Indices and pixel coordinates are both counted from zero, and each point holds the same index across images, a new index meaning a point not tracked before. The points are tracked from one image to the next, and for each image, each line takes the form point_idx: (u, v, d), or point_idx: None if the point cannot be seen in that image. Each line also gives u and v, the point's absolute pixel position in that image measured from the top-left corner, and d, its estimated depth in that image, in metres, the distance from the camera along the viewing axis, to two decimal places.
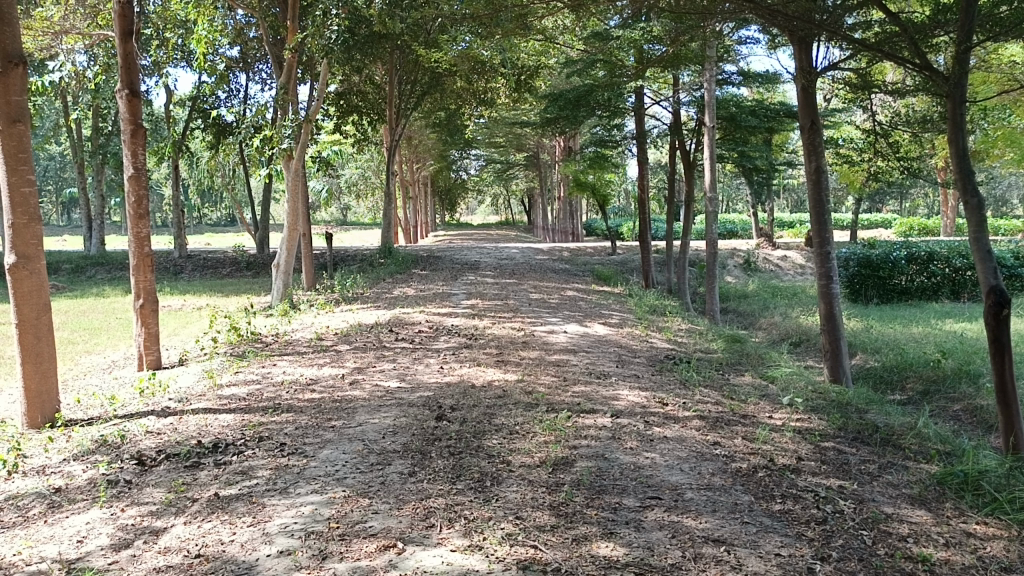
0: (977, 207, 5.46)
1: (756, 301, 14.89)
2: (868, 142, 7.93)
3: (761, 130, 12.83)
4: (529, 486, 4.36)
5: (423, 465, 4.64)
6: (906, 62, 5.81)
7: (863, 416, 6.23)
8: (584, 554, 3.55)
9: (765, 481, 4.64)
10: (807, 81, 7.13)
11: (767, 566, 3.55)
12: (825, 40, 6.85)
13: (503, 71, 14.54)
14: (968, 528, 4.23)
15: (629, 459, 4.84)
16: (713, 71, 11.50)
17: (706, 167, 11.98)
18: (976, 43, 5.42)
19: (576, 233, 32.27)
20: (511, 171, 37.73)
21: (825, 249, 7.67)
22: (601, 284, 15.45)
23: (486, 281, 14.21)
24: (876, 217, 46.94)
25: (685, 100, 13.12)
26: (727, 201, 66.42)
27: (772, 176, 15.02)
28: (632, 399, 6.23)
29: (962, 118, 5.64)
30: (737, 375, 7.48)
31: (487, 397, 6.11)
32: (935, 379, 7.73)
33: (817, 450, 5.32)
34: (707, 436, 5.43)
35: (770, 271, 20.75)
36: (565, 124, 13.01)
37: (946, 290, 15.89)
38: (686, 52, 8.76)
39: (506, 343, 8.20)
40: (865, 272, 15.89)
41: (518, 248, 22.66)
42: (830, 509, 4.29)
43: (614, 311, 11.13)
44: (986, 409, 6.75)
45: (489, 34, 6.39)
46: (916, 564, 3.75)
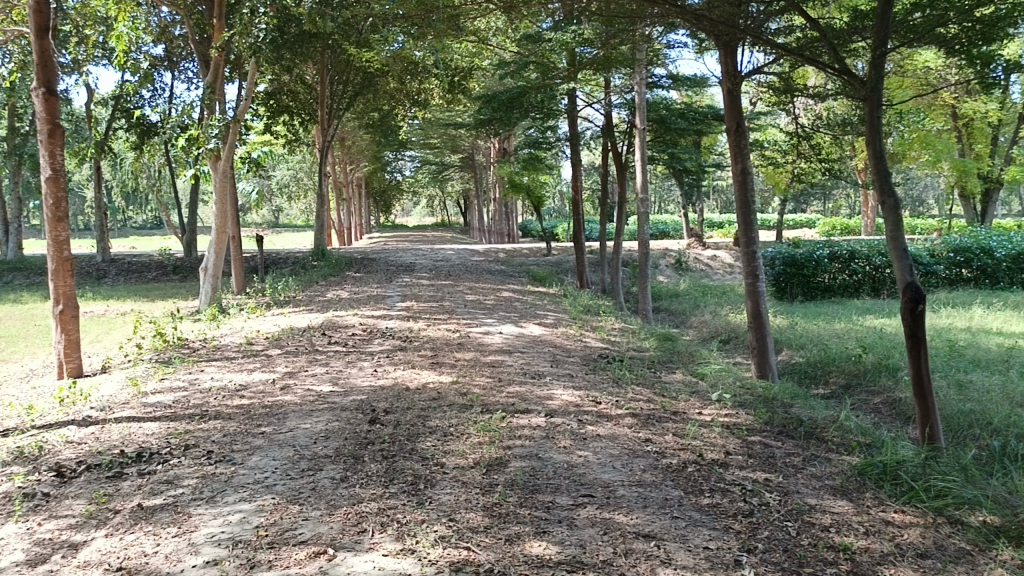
0: (894, 206, 5.67)
1: (687, 299, 15.16)
2: (792, 144, 8.18)
3: (690, 133, 13.02)
4: (463, 488, 4.36)
5: (356, 470, 4.59)
6: (827, 66, 5.98)
7: (789, 410, 6.41)
8: (516, 555, 3.55)
9: (695, 476, 4.75)
10: (731, 84, 7.30)
11: (695, 559, 3.62)
12: (749, 45, 7.04)
13: (437, 73, 14.51)
14: (888, 517, 4.38)
15: (563, 458, 4.89)
16: (644, 73, 11.61)
17: (638, 168, 12.08)
18: (891, 48, 5.66)
19: (512, 234, 32.43)
20: (447, 173, 37.65)
21: (752, 248, 7.81)
22: (537, 285, 15.56)
23: (421, 283, 14.13)
24: (800, 217, 47.95)
25: (616, 102, 13.18)
26: (658, 201, 67.22)
27: (702, 178, 15.34)
28: (567, 398, 6.28)
29: (878, 121, 5.84)
30: (668, 373, 7.61)
31: (421, 399, 6.08)
32: (856, 372, 7.98)
33: (744, 444, 5.45)
34: (639, 433, 5.52)
35: (700, 270, 21.16)
36: (500, 127, 12.94)
37: (866, 288, 16.45)
38: (616, 54, 8.93)
39: (441, 345, 8.14)
40: (791, 270, 16.30)
41: (455, 249, 22.63)
42: (756, 502, 4.41)
43: (548, 311, 11.22)
44: (903, 402, 7.00)
45: (422, 35, 6.39)
46: (838, 552, 3.87)
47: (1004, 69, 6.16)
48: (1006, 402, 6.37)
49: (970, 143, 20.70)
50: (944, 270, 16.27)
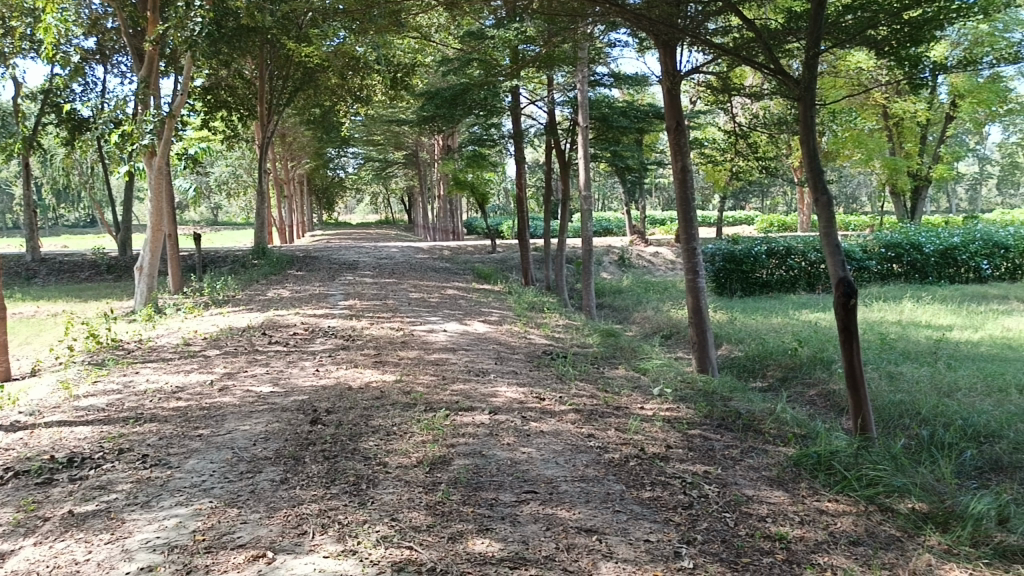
0: (827, 204, 5.82)
1: (630, 296, 15.32)
2: (730, 142, 8.34)
3: (631, 131, 13.16)
4: (405, 487, 4.34)
5: (296, 471, 4.53)
6: (762, 66, 6.12)
7: (727, 403, 6.53)
8: (458, 553, 3.55)
9: (636, 470, 4.81)
10: (670, 83, 7.41)
11: (636, 552, 3.67)
12: (688, 45, 7.15)
13: (378, 68, 14.40)
14: (822, 506, 4.50)
15: (506, 455, 4.90)
16: (587, 72, 11.69)
17: (581, 166, 12.17)
18: (824, 49, 5.81)
19: (456, 231, 32.36)
20: (391, 170, 37.36)
21: (692, 245, 7.94)
22: (482, 282, 15.55)
23: (364, 281, 14.00)
24: (739, 214, 48.87)
25: (559, 100, 13.30)
26: (602, 198, 67.78)
27: (644, 176, 15.52)
28: (510, 395, 6.30)
29: (811, 120, 5.99)
30: (611, 369, 7.69)
31: (364, 399, 6.03)
32: (792, 366, 8.18)
33: (684, 438, 5.54)
34: (582, 429, 5.56)
35: (643, 267, 21.41)
36: (443, 124, 12.89)
37: (802, 283, 16.86)
38: (559, 52, 8.98)
39: (384, 344, 8.07)
40: (730, 267, 16.63)
41: (398, 247, 22.47)
42: (696, 494, 4.49)
43: (492, 308, 11.23)
44: (837, 394, 7.20)
45: (363, 30, 6.33)
46: (774, 542, 3.97)
47: (931, 71, 6.38)
48: (934, 392, 6.61)
49: (900, 142, 21.39)
50: (875, 265, 16.80)
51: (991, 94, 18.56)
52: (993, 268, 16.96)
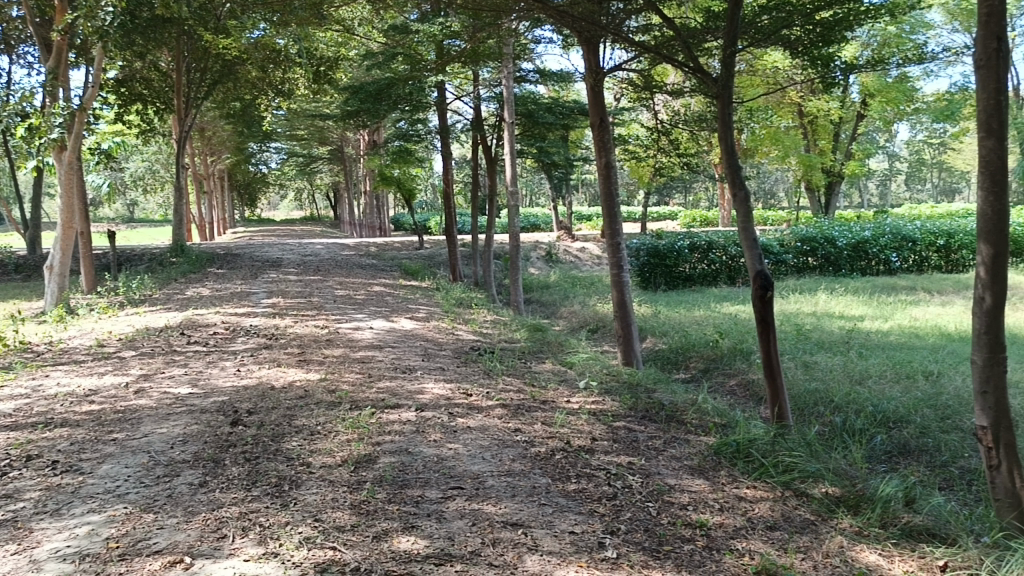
0: (745, 199, 5.98)
1: (557, 291, 15.43)
2: (653, 139, 8.48)
3: (557, 128, 13.27)
4: (329, 487, 4.28)
5: (216, 474, 4.42)
6: (682, 64, 6.24)
7: (651, 395, 6.66)
8: (383, 551, 3.52)
9: (562, 463, 4.86)
10: (594, 80, 7.50)
11: (560, 544, 3.71)
12: (611, 42, 7.23)
13: (300, 62, 14.12)
14: (741, 493, 4.63)
15: (432, 452, 4.88)
16: (512, 68, 11.71)
17: (507, 161, 12.19)
18: (740, 48, 5.96)
19: (383, 228, 32.05)
20: (316, 166, 36.75)
21: (616, 240, 8.05)
22: (409, 278, 15.46)
23: (288, 279, 13.73)
24: (664, 209, 49.76)
25: (484, 96, 13.30)
26: (529, 194, 68.08)
27: (570, 172, 15.67)
28: (437, 391, 6.27)
29: (729, 118, 6.14)
30: (538, 363, 7.74)
31: (287, 398, 5.92)
32: (714, 357, 8.38)
33: (609, 430, 5.62)
34: (509, 423, 5.58)
35: (570, 262, 21.61)
36: (367, 119, 12.73)
37: (724, 276, 17.30)
38: (484, 48, 8.97)
39: (308, 343, 7.94)
40: (654, 261, 16.86)
41: (324, 244, 22.13)
42: (620, 485, 4.56)
43: (420, 304, 11.16)
44: (756, 383, 7.41)
45: (284, 23, 6.22)
46: (694, 529, 4.06)
47: (842, 70, 6.59)
48: (847, 380, 6.88)
49: (814, 140, 22.15)
50: (792, 258, 17.35)
51: (899, 93, 19.39)
52: (902, 260, 17.73)
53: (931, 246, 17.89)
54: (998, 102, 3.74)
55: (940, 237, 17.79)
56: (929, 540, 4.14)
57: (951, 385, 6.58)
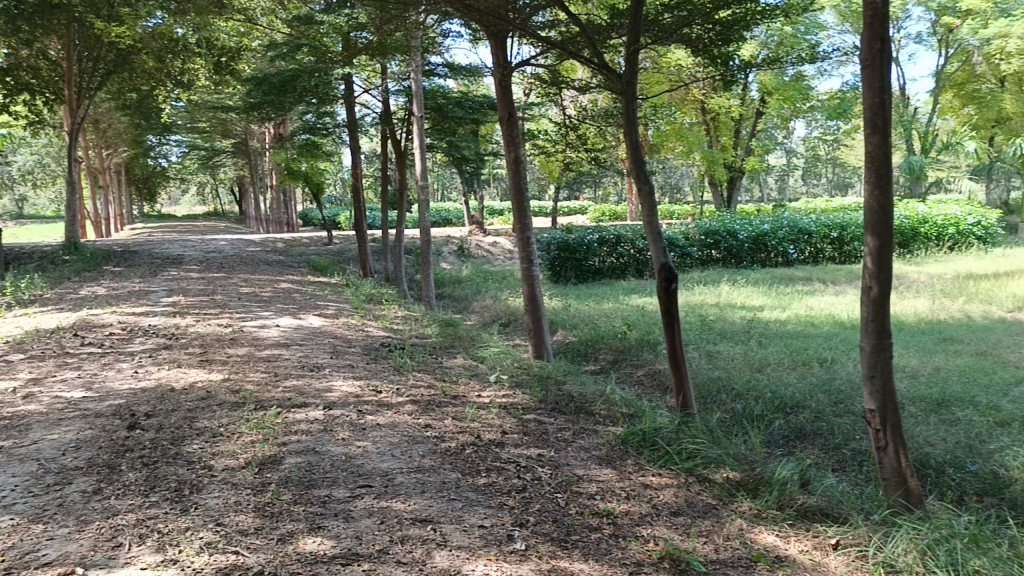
0: (649, 193, 6.10)
1: (468, 285, 15.43)
2: (561, 134, 8.56)
3: (467, 122, 13.25)
4: (232, 490, 4.16)
5: (111, 480, 4.24)
6: (588, 60, 6.33)
7: (561, 387, 6.74)
8: (288, 553, 3.45)
9: (472, 457, 4.86)
10: (502, 74, 7.51)
11: (469, 539, 3.71)
12: (518, 37, 7.26)
13: (200, 52, 13.63)
14: (646, 480, 4.73)
15: (340, 450, 4.81)
16: (420, 61, 11.61)
17: (417, 155, 12.09)
18: (643, 45, 6.07)
19: (291, 223, 31.34)
20: (219, 159, 35.61)
21: (526, 234, 8.09)
22: (318, 274, 15.17)
23: (190, 276, 13.25)
24: (574, 203, 50.33)
25: (393, 89, 13.13)
26: (440, 188, 67.75)
27: (480, 167, 15.67)
28: (346, 389, 6.18)
29: (633, 113, 6.26)
30: (448, 358, 7.72)
31: (188, 400, 5.72)
32: (622, 348, 8.54)
33: (519, 423, 5.66)
34: (419, 419, 5.55)
35: (482, 256, 21.63)
36: (272, 111, 12.40)
37: (631, 269, 17.65)
38: (392, 40, 8.86)
39: (211, 342, 7.69)
40: (564, 255, 17.13)
41: (228, 239, 21.47)
42: (529, 477, 4.59)
43: (328, 301, 10.97)
44: (662, 373, 7.60)
45: (180, 11, 5.99)
46: (601, 518, 4.13)
47: (742, 69, 6.80)
48: (747, 368, 7.12)
49: (717, 136, 22.82)
50: (696, 251, 17.84)
51: (795, 92, 20.16)
52: (798, 252, 18.47)
53: (825, 238, 18.66)
54: (883, 100, 3.92)
55: (834, 230, 18.60)
56: (822, 519, 4.33)
57: (843, 370, 6.90)
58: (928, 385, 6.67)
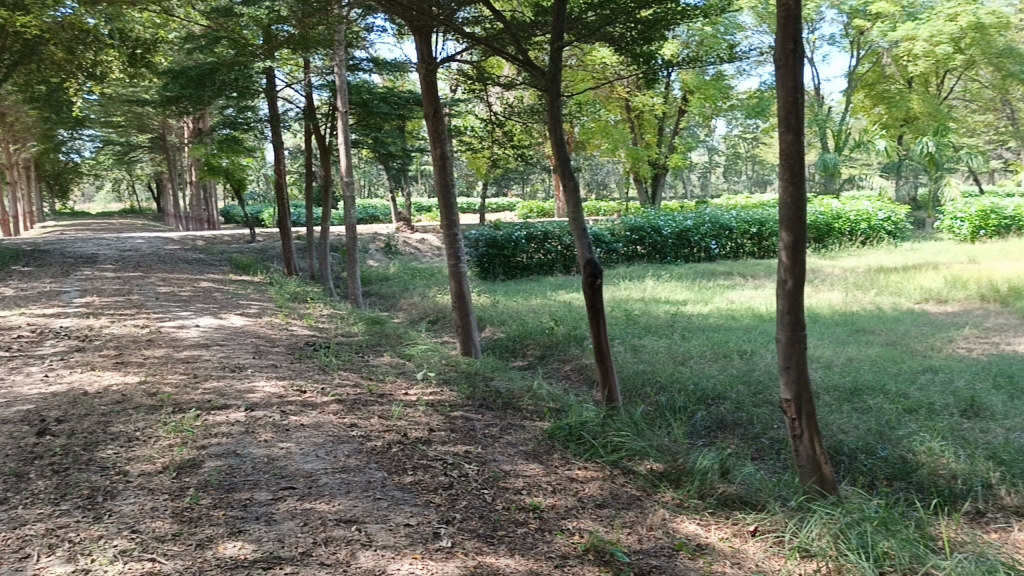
0: (573, 189, 6.16)
1: (396, 283, 15.30)
2: (487, 130, 8.56)
3: (393, 118, 13.14)
4: (149, 496, 4.03)
5: (18, 489, 4.05)
6: (512, 57, 6.35)
7: (488, 383, 6.75)
8: (208, 559, 3.36)
9: (398, 456, 4.82)
10: (427, 70, 7.47)
11: (395, 538, 3.68)
12: (443, 33, 7.23)
13: (113, 43, 13.13)
14: (573, 474, 4.78)
15: (262, 452, 4.70)
16: (345, 55, 11.45)
17: (342, 151, 11.93)
18: (567, 43, 6.12)
19: (213, 221, 30.48)
20: (135, 155, 34.37)
21: (453, 230, 8.07)
22: (240, 273, 14.80)
23: (104, 276, 12.76)
24: (502, 200, 50.43)
25: (316, 83, 12.91)
26: (367, 185, 66.95)
27: (407, 163, 15.55)
28: (269, 389, 6.05)
29: (557, 111, 6.31)
30: (375, 356, 7.64)
31: (102, 404, 5.51)
32: (549, 344, 8.61)
33: (447, 420, 5.64)
34: (344, 418, 5.48)
35: (409, 254, 21.47)
36: (190, 105, 12.04)
37: (559, 265, 17.80)
38: (315, 34, 8.70)
39: (126, 343, 7.42)
40: (492, 251, 17.12)
41: (145, 238, 20.74)
42: (456, 474, 4.59)
43: (251, 300, 10.72)
44: (589, 367, 7.69)
45: None
46: (528, 513, 4.15)
47: (665, 67, 6.91)
48: (671, 361, 7.26)
49: (641, 133, 23.19)
50: (622, 247, 18.11)
51: (716, 91, 20.65)
52: (720, 247, 18.94)
53: (745, 234, 19.19)
54: (796, 100, 4.04)
55: (753, 225, 19.14)
56: (741, 507, 4.45)
57: (761, 362, 7.11)
58: (841, 375, 6.93)
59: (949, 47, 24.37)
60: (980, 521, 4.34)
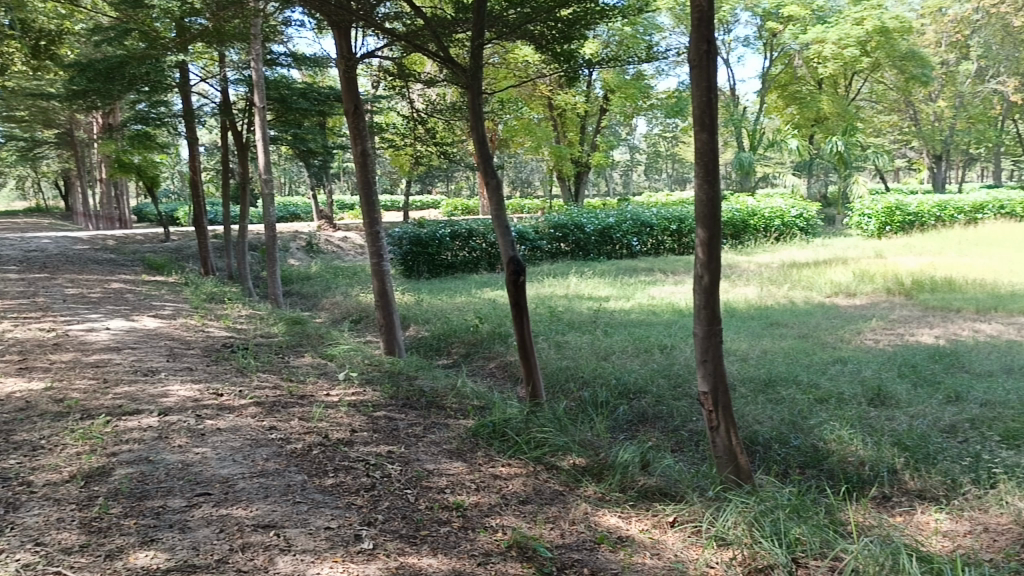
0: (496, 187, 6.16)
1: (317, 282, 15.04)
2: (410, 127, 8.48)
3: (312, 114, 12.91)
4: (54, 507, 3.85)
5: None
6: (433, 54, 6.31)
7: (412, 382, 6.70)
8: (118, 570, 3.23)
9: (319, 458, 4.74)
10: (346, 66, 7.35)
11: (315, 541, 3.61)
12: (363, 29, 7.13)
13: (14, 33, 12.48)
14: (496, 471, 4.79)
15: (177, 458, 4.56)
16: (262, 50, 11.19)
17: (259, 148, 11.66)
18: (488, 40, 6.12)
19: (125, 219, 29.37)
20: (39, 151, 32.82)
21: (375, 228, 7.97)
22: (154, 273, 14.30)
23: (6, 277, 12.14)
24: (427, 198, 50.18)
25: (232, 78, 12.48)
26: (287, 183, 65.59)
27: (328, 160, 15.31)
28: (184, 393, 5.86)
29: (479, 108, 6.30)
30: (296, 357, 7.49)
31: (4, 412, 5.24)
32: (474, 342, 8.61)
33: (369, 420, 5.57)
34: (263, 421, 5.35)
35: (332, 252, 21.14)
36: (98, 100, 11.56)
37: (484, 263, 17.81)
38: (230, 28, 8.47)
39: (30, 348, 7.08)
40: (416, 249, 16.97)
41: (51, 237, 19.83)
42: (378, 475, 4.54)
43: (165, 301, 10.37)
44: (513, 364, 7.72)
45: None
46: (451, 511, 4.13)
47: (586, 66, 6.98)
48: (594, 356, 7.35)
49: (564, 132, 23.41)
50: (546, 244, 18.24)
51: (636, 90, 20.99)
52: (642, 244, 19.27)
53: (666, 231, 19.63)
54: (710, 99, 4.12)
55: (673, 222, 19.56)
56: (661, 499, 4.54)
57: (681, 356, 7.26)
58: (756, 367, 7.14)
59: (856, 50, 25.38)
60: (886, 506, 4.53)
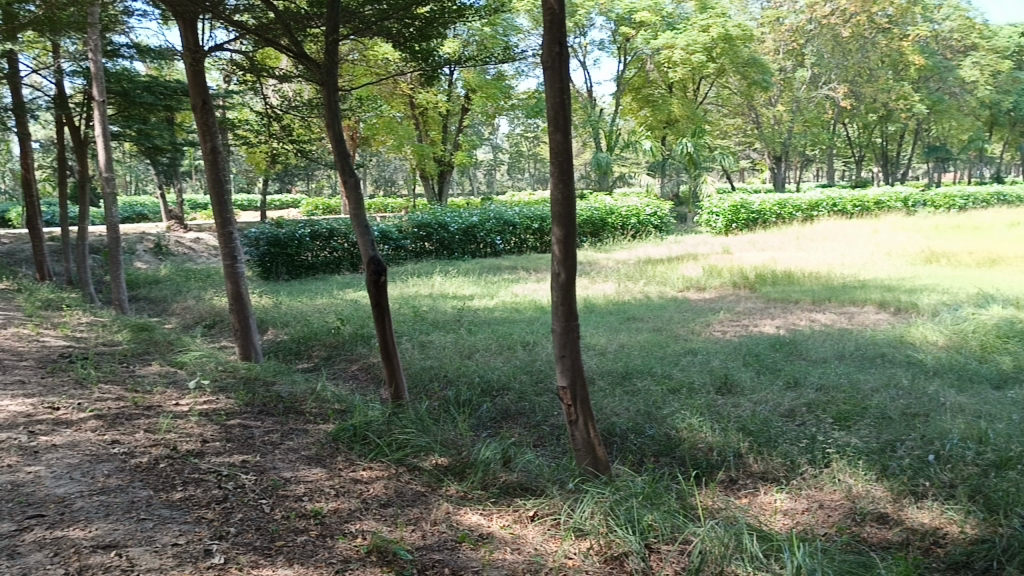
0: (354, 186, 6.04)
1: (167, 286, 14.30)
2: (264, 124, 8.19)
3: (158, 109, 12.23)
4: None
5: None
6: (285, 48, 6.11)
7: (269, 388, 6.47)
8: None
9: (166, 471, 4.49)
10: (193, 59, 7.00)
11: (161, 559, 3.42)
12: (210, 21, 6.81)
13: None
14: (356, 476, 4.70)
15: (4, 479, 4.20)
16: (100, 40, 10.49)
17: (99, 145, 10.93)
18: (342, 36, 5.99)
19: None
20: None
21: (228, 228, 7.64)
22: None
23: None
24: (286, 198, 48.77)
25: (68, 69, 11.72)
26: (134, 181, 61.98)
27: (179, 158, 14.57)
28: (15, 409, 5.41)
29: (334, 104, 6.15)
30: (143, 366, 7.08)
31: None
32: (335, 344, 8.43)
33: (222, 429, 5.34)
34: (104, 435, 5.02)
35: (183, 254, 20.13)
36: None
37: (346, 263, 17.50)
38: (63, 15, 7.89)
39: None
40: (275, 250, 16.44)
41: None
42: (230, 486, 4.35)
43: None
44: (376, 366, 7.62)
45: None
46: (308, 519, 4.02)
47: (445, 65, 6.96)
48: (457, 355, 7.36)
49: (425, 130, 23.29)
50: (410, 243, 18.07)
51: (497, 90, 21.17)
52: (505, 243, 19.51)
53: (528, 229, 19.99)
54: (562, 101, 4.19)
55: (535, 221, 19.92)
56: (522, 494, 4.60)
57: (542, 352, 7.39)
58: (614, 360, 7.37)
59: (703, 56, 26.66)
60: (732, 488, 4.78)
